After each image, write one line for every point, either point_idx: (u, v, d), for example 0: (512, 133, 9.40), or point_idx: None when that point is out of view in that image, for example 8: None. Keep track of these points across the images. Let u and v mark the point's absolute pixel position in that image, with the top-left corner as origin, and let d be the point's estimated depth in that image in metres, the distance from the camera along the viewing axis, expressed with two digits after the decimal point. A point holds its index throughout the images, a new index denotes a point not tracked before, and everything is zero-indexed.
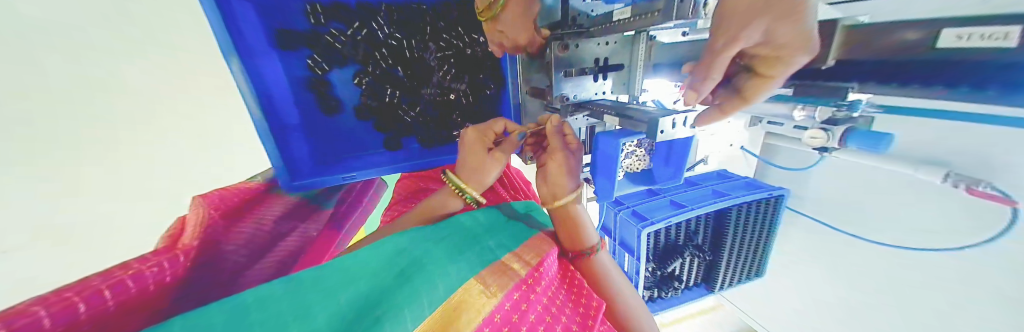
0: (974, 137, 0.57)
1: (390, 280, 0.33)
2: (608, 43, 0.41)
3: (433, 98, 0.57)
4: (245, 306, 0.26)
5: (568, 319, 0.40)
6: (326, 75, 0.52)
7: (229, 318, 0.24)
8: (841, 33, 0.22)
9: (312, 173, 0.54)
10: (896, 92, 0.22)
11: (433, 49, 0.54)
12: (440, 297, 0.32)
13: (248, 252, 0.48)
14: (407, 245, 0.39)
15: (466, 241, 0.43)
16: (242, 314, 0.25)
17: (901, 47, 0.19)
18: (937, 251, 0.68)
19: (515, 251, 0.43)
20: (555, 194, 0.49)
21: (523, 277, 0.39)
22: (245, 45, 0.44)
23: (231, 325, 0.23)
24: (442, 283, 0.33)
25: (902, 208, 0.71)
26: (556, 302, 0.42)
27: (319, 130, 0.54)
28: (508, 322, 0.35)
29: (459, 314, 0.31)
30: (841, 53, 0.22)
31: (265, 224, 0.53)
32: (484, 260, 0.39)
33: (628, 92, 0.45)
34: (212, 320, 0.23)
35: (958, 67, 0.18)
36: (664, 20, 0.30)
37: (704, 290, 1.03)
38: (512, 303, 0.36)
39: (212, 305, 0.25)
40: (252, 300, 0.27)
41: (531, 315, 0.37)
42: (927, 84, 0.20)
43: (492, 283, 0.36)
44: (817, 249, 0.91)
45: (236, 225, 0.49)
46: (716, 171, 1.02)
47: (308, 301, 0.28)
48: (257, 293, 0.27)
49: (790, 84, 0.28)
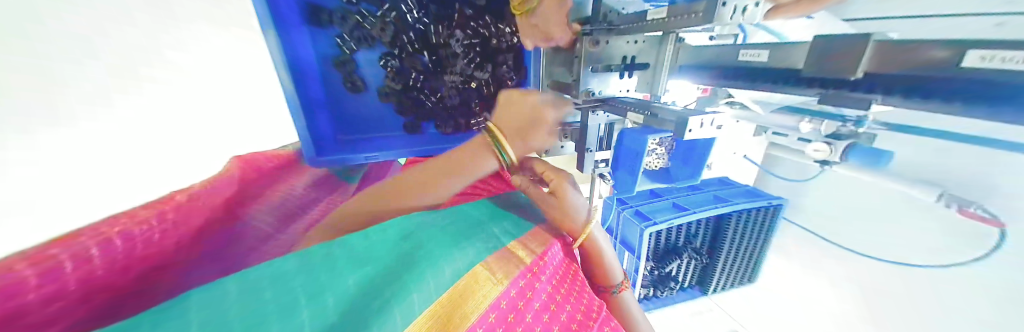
0: (980, 161, 0.61)
1: (398, 260, 0.36)
2: (637, 41, 0.43)
3: (454, 86, 0.57)
4: (260, 284, 0.29)
5: (572, 309, 0.43)
6: (353, 55, 0.52)
7: (244, 296, 0.28)
8: (874, 46, 0.24)
9: (335, 150, 0.56)
10: (918, 107, 0.24)
11: (459, 36, 0.53)
12: (445, 282, 0.34)
13: (271, 218, 0.48)
14: (417, 227, 0.41)
15: (472, 225, 0.45)
16: (255, 292, 0.28)
17: (928, 65, 0.21)
18: (926, 266, 0.73)
19: (520, 239, 0.45)
20: (566, 222, 0.52)
21: (528, 265, 0.41)
22: (281, 19, 0.45)
23: (247, 304, 0.27)
24: (448, 266, 0.35)
25: (908, 225, 0.75)
26: (560, 291, 0.44)
27: (342, 110, 0.56)
28: (514, 309, 0.37)
29: (464, 301, 0.33)
30: (871, 66, 0.24)
31: (296, 193, 0.55)
32: (490, 247, 0.41)
33: (652, 92, 0.46)
34: (226, 301, 0.27)
35: (994, 89, 0.19)
36: (700, 23, 0.31)
37: (697, 292, 1.06)
38: (518, 290, 0.38)
39: (232, 282, 0.29)
40: (266, 277, 0.30)
41: (536, 303, 0.39)
42: (948, 100, 0.22)
43: (499, 271, 0.38)
44: (813, 255, 0.96)
45: (269, 189, 0.54)
46: (718, 178, 1.08)
47: (318, 281, 0.31)
48: (269, 270, 0.31)
49: (817, 92, 0.29)
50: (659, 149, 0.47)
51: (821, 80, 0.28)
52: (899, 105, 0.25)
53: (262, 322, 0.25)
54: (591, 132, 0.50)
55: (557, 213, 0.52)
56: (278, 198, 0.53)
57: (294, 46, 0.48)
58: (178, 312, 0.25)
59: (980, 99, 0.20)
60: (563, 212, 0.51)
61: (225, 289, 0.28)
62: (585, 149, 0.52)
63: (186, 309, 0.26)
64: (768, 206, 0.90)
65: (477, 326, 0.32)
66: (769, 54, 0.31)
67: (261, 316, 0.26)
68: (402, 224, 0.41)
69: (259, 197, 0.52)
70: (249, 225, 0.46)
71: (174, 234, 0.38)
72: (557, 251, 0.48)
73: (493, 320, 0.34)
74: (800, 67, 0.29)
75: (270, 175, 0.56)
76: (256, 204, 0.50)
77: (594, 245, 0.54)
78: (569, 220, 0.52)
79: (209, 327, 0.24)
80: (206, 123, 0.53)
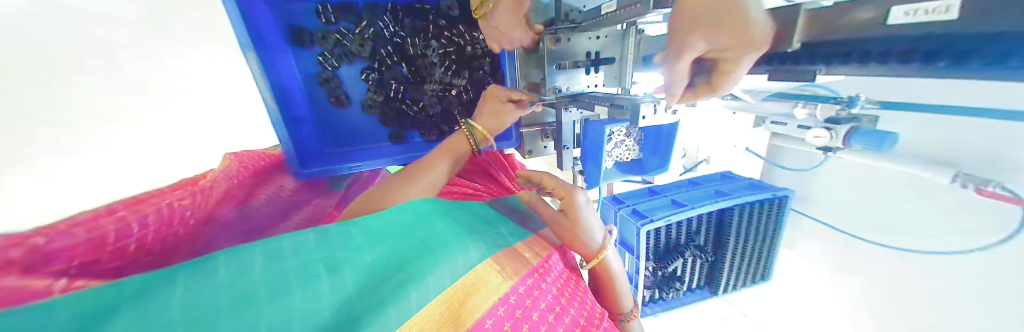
0: (994, 137, 0.58)
1: (412, 244, 0.36)
2: (600, 37, 0.43)
3: (435, 94, 0.59)
4: (282, 254, 0.29)
5: (576, 314, 0.42)
6: (336, 71, 0.55)
7: (267, 263, 0.28)
8: (805, 15, 0.23)
9: (322, 162, 0.59)
10: (860, 71, 0.24)
11: (435, 46, 0.56)
12: (459, 270, 0.34)
13: (268, 212, 0.51)
14: (431, 216, 0.41)
15: (480, 222, 0.46)
16: (279, 259, 0.29)
17: (856, 28, 0.21)
18: (946, 254, 0.69)
19: (523, 241, 0.46)
20: (582, 248, 0.50)
21: (536, 265, 0.42)
22: (261, 41, 0.48)
23: (271, 273, 0.27)
24: (461, 256, 0.36)
25: (925, 211, 0.71)
26: (565, 294, 0.43)
27: (328, 122, 0.58)
28: (522, 306, 0.37)
29: (476, 290, 0.34)
30: (804, 36, 0.24)
31: (283, 192, 0.56)
32: (496, 244, 0.42)
33: (620, 85, 0.47)
34: (253, 266, 0.27)
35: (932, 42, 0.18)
36: (643, 10, 0.33)
37: (707, 293, 1.01)
38: (527, 288, 0.38)
39: (258, 246, 0.30)
40: (289, 246, 0.30)
41: (542, 303, 0.39)
42: (883, 61, 0.21)
43: (508, 268, 0.39)
44: (828, 247, 0.91)
45: (256, 191, 0.53)
46: (721, 172, 1.04)
47: (337, 256, 0.31)
48: (293, 240, 0.31)
49: (766, 69, 0.29)
50: (628, 140, 0.51)
51: (770, 56, 0.28)
52: (842, 72, 0.25)
53: (285, 291, 0.26)
54: (565, 130, 0.51)
55: (572, 237, 0.50)
56: (270, 198, 0.53)
57: (277, 64, 0.51)
58: (206, 270, 0.26)
59: (908, 55, 0.20)
60: (579, 234, 0.49)
61: (251, 250, 0.29)
62: (562, 147, 0.53)
63: (215, 263, 0.27)
64: (773, 198, 0.87)
65: (486, 317, 0.32)
66: None
67: (284, 283, 0.27)
68: (420, 208, 0.41)
69: (249, 196, 0.51)
70: (242, 212, 0.48)
71: (189, 222, 0.39)
72: (558, 259, 0.47)
73: (502, 314, 0.34)
74: None
75: (257, 180, 0.55)
76: (248, 202, 0.50)
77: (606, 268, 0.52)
78: (586, 246, 0.50)
79: (235, 290, 0.25)
80: (182, 138, 0.58)
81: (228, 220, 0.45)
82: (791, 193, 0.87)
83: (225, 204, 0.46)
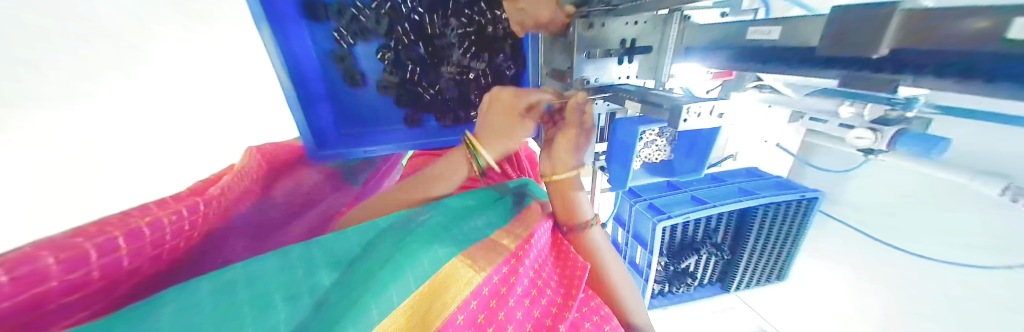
0: None
1: (373, 257, 0.36)
2: (638, 22, 0.39)
3: (453, 76, 0.57)
4: (233, 282, 0.30)
5: (553, 293, 0.45)
6: (352, 48, 0.53)
7: (217, 294, 0.29)
8: (902, 16, 0.19)
9: (338, 144, 0.58)
10: (959, 88, 0.20)
11: (455, 25, 0.53)
12: (426, 271, 0.35)
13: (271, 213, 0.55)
14: (393, 227, 0.42)
15: (454, 219, 0.46)
16: (229, 292, 0.29)
17: (965, 37, 0.17)
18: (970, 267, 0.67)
19: (503, 228, 0.46)
20: (555, 168, 0.51)
21: (512, 250, 0.42)
22: (275, 13, 0.45)
23: (220, 304, 0.27)
24: (426, 259, 0.36)
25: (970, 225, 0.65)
26: (541, 276, 0.45)
27: (341, 102, 0.57)
28: (497, 294, 0.38)
29: (449, 284, 0.35)
30: (896, 42, 0.20)
31: (302, 186, 0.60)
32: (469, 239, 0.42)
33: (656, 79, 0.43)
34: (202, 299, 0.28)
35: None
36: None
37: (719, 289, 0.99)
38: (501, 277, 0.39)
39: (205, 279, 0.30)
40: (242, 276, 0.31)
41: (519, 288, 0.41)
42: (995, 79, 0.17)
43: (480, 258, 0.39)
44: (852, 253, 0.87)
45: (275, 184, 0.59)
46: (745, 168, 0.99)
47: (293, 282, 0.32)
48: (247, 269, 0.32)
49: (835, 75, 0.26)
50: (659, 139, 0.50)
51: (843, 61, 0.24)
52: (933, 86, 0.21)
53: (234, 321, 0.26)
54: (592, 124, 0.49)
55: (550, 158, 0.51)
56: (287, 191, 0.59)
57: (292, 41, 0.49)
58: (154, 308, 0.27)
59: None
60: (556, 155, 0.50)
61: (198, 290, 0.29)
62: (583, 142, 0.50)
63: (162, 303, 0.27)
64: (800, 199, 0.82)
65: (457, 313, 0.33)
66: (781, 30, 0.27)
67: (234, 314, 0.27)
68: (381, 225, 0.41)
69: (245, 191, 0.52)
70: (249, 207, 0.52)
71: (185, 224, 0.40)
72: (545, 229, 0.50)
73: (475, 307, 0.36)
74: (816, 44, 0.24)
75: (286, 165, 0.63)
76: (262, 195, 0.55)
77: (565, 190, 0.52)
78: (558, 165, 0.51)
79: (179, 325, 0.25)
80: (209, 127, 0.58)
81: (234, 218, 0.48)
82: (823, 196, 0.81)
83: (234, 201, 0.49)
